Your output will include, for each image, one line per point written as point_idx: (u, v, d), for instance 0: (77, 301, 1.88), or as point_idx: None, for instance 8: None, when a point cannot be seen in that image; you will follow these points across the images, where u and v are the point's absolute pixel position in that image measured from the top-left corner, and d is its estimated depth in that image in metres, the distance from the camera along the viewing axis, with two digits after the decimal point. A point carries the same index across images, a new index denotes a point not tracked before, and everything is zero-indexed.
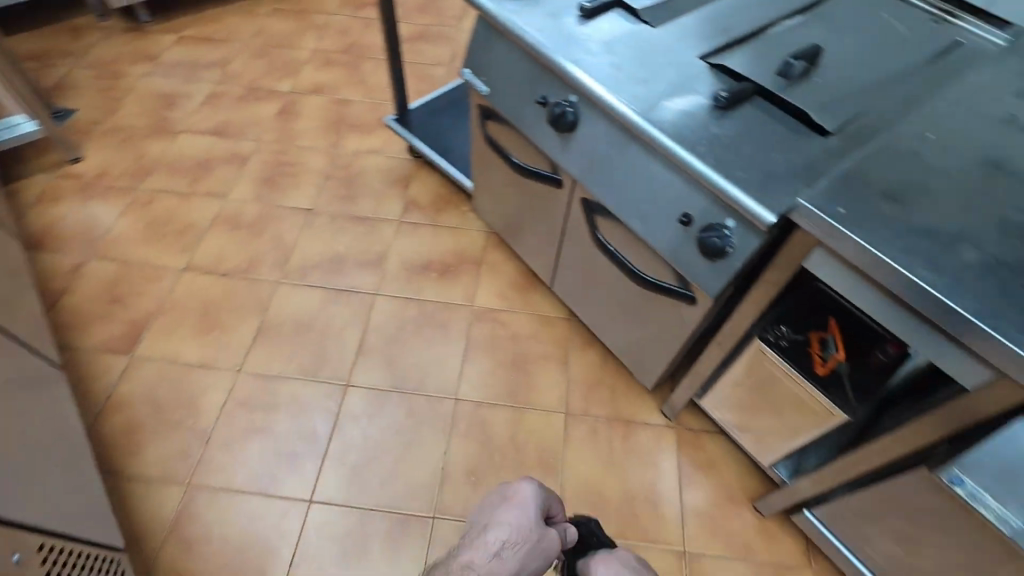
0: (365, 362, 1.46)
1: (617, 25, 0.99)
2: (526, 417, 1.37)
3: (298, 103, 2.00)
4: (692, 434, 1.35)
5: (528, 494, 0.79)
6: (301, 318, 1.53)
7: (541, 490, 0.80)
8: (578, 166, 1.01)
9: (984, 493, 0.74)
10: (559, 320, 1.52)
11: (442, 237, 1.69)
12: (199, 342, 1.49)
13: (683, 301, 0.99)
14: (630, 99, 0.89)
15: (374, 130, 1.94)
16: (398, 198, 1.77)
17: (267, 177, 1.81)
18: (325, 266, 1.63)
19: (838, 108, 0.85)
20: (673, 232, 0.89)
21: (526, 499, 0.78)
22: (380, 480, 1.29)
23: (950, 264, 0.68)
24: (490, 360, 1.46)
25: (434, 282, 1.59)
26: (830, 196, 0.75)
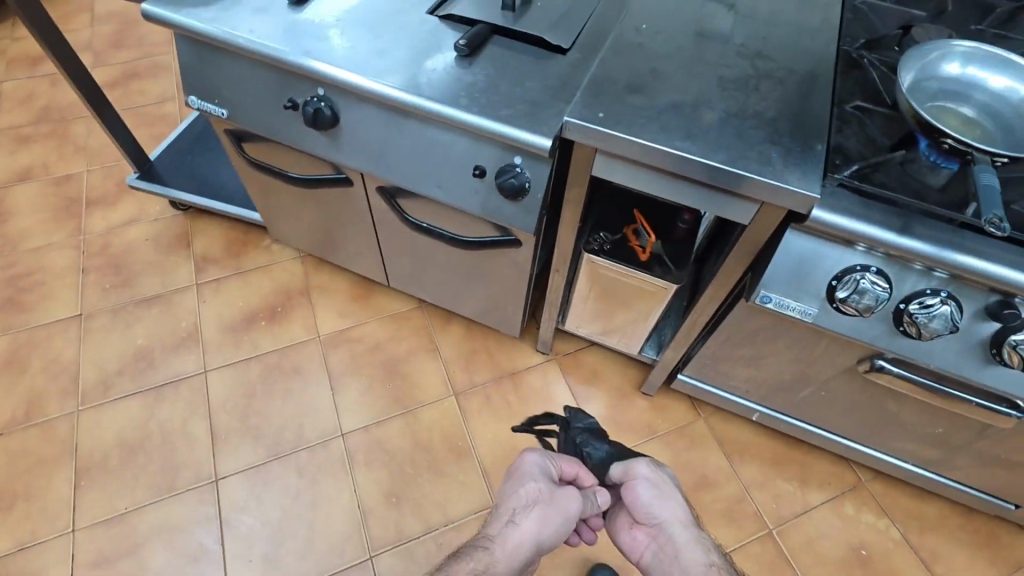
0: (227, 446, 1.29)
1: (334, 4, 0.93)
2: (419, 417, 1.33)
3: (4, 200, 1.61)
4: (570, 357, 1.43)
5: (533, 464, 0.80)
6: (127, 436, 1.29)
7: (548, 457, 0.81)
8: (358, 158, 0.96)
9: (788, 300, 0.84)
10: (411, 311, 1.48)
11: (254, 281, 1.52)
12: (4, 525, 1.19)
13: (511, 246, 1.01)
14: (377, 74, 0.85)
15: (120, 197, 1.65)
16: (184, 260, 1.55)
17: (3, 299, 1.45)
18: (130, 368, 1.38)
19: (566, 26, 0.91)
20: (474, 188, 0.90)
21: (532, 469, 0.79)
22: (299, 553, 1.18)
23: (697, 130, 0.78)
24: (360, 380, 1.38)
25: (266, 331, 1.44)
26: (588, 105, 0.80)
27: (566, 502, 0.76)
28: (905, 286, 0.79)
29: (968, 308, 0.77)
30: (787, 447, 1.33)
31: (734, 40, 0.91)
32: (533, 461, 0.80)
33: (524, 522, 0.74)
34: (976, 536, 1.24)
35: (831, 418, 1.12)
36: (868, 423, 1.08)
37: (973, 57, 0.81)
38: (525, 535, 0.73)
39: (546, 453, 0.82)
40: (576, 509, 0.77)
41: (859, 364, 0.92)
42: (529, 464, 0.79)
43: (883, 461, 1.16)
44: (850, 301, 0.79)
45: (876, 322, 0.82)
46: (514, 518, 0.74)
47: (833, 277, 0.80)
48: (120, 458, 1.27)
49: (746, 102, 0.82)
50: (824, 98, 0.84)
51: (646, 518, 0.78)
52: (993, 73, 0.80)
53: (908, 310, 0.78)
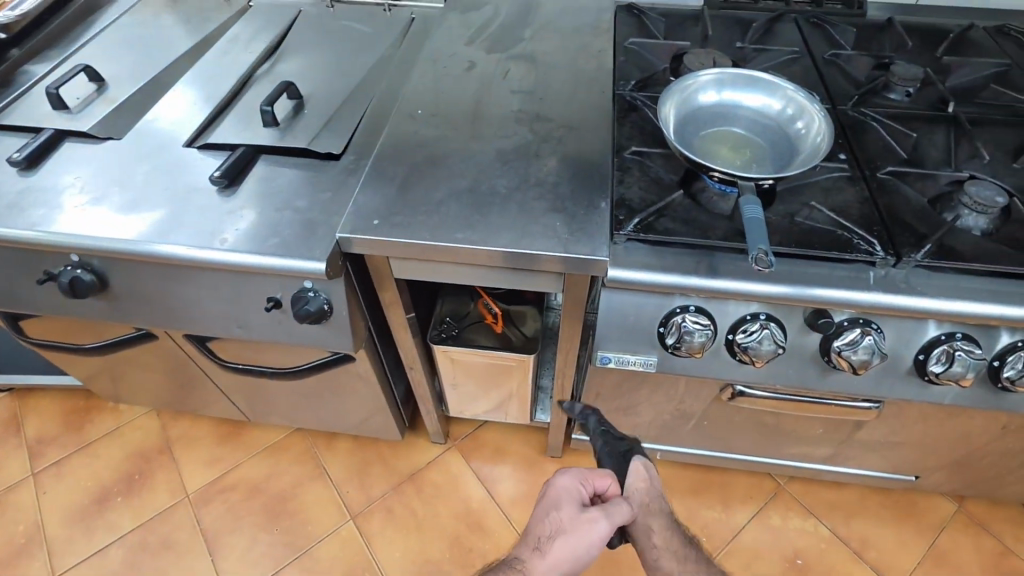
0: None
1: (74, 158, 0.85)
2: (316, 555, 1.19)
3: None
4: (469, 440, 1.35)
5: (562, 486, 0.69)
6: None
7: (581, 477, 0.70)
8: (145, 314, 0.86)
9: (627, 355, 0.81)
10: (291, 437, 1.36)
11: (103, 451, 1.34)
12: None
13: (347, 360, 0.93)
14: (130, 230, 0.76)
15: None
16: (15, 449, 1.34)
17: None
18: None
19: (336, 130, 0.86)
20: (276, 319, 0.81)
21: (562, 491, 0.68)
22: None
23: (479, 215, 0.75)
24: (243, 533, 1.22)
25: (124, 507, 1.26)
26: (363, 213, 0.75)
27: (591, 528, 0.64)
28: (727, 316, 0.77)
29: (790, 323, 0.76)
30: (702, 472, 1.30)
31: (512, 106, 0.90)
32: (564, 480, 0.69)
33: (554, 556, 0.64)
34: (895, 510, 1.25)
35: (726, 441, 1.09)
36: (760, 438, 1.06)
37: (724, 82, 0.82)
38: (553, 561, 0.64)
39: (577, 471, 0.70)
40: (603, 534, 0.65)
41: (722, 392, 0.90)
42: (565, 487, 0.68)
43: (789, 466, 1.15)
44: (682, 345, 0.76)
45: (715, 357, 0.79)
46: (542, 547, 0.65)
47: (660, 324, 0.77)
48: None
49: (527, 171, 0.80)
50: (604, 150, 0.83)
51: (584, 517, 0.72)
52: (748, 93, 0.82)
53: (737, 340, 0.76)
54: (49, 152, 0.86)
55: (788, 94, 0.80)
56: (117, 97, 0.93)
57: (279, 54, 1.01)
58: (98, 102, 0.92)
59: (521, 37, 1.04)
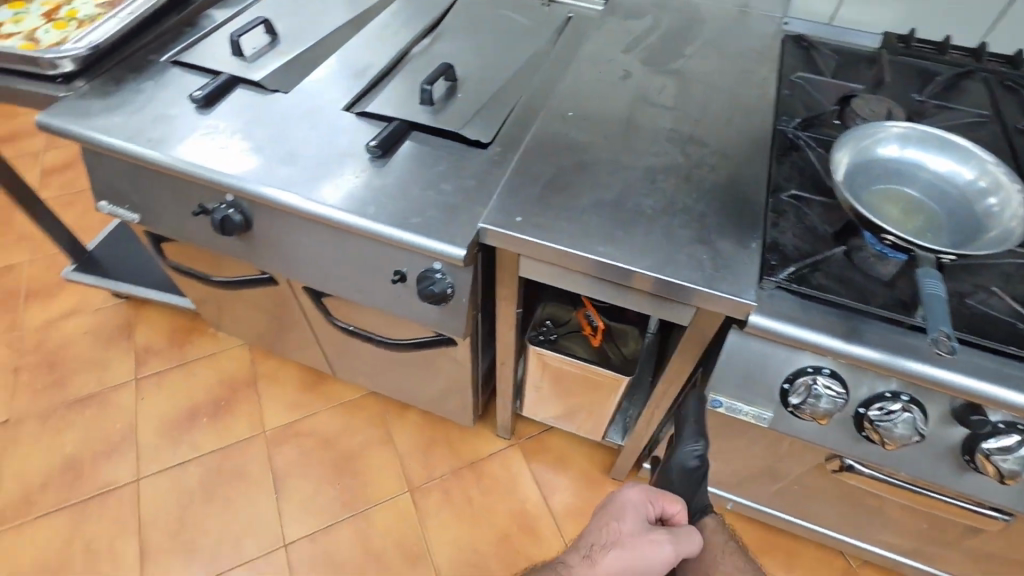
0: (159, 565, 1.17)
1: (244, 105, 0.91)
2: (371, 518, 1.23)
3: None
4: (533, 441, 1.34)
5: (629, 500, 0.64)
6: (48, 561, 1.17)
7: (648, 495, 0.65)
8: (276, 262, 0.91)
9: (741, 402, 0.77)
10: (366, 398, 1.40)
11: (199, 372, 1.44)
12: None
13: (448, 343, 0.94)
14: (285, 181, 0.80)
15: (59, 290, 1.57)
16: (124, 353, 1.47)
17: None
18: (60, 480, 1.27)
19: (488, 118, 0.87)
20: (396, 292, 0.84)
21: (629, 506, 0.64)
22: None
23: (620, 231, 0.73)
24: (309, 479, 1.28)
25: (208, 428, 1.35)
26: (506, 207, 0.75)
27: (651, 549, 0.61)
28: (863, 388, 0.71)
29: (932, 410, 0.70)
30: (768, 532, 1.24)
31: (664, 124, 0.87)
32: (631, 497, 0.65)
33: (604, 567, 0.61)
34: None
35: (808, 510, 1.03)
36: (850, 516, 0.99)
37: (910, 139, 0.77)
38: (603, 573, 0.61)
39: (645, 487, 0.65)
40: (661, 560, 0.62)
41: (828, 462, 0.84)
42: (633, 507, 0.64)
43: (868, 552, 1.07)
44: (805, 408, 0.71)
45: (836, 427, 0.74)
46: (594, 556, 0.62)
47: (785, 380, 0.73)
48: None
49: (675, 194, 0.77)
50: (759, 186, 0.79)
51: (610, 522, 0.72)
52: (934, 156, 0.76)
53: (868, 417, 0.70)
54: (223, 95, 0.91)
55: (984, 166, 0.73)
56: (288, 52, 0.98)
57: (438, 33, 1.03)
58: (270, 54, 0.97)
59: (680, 54, 1.01)
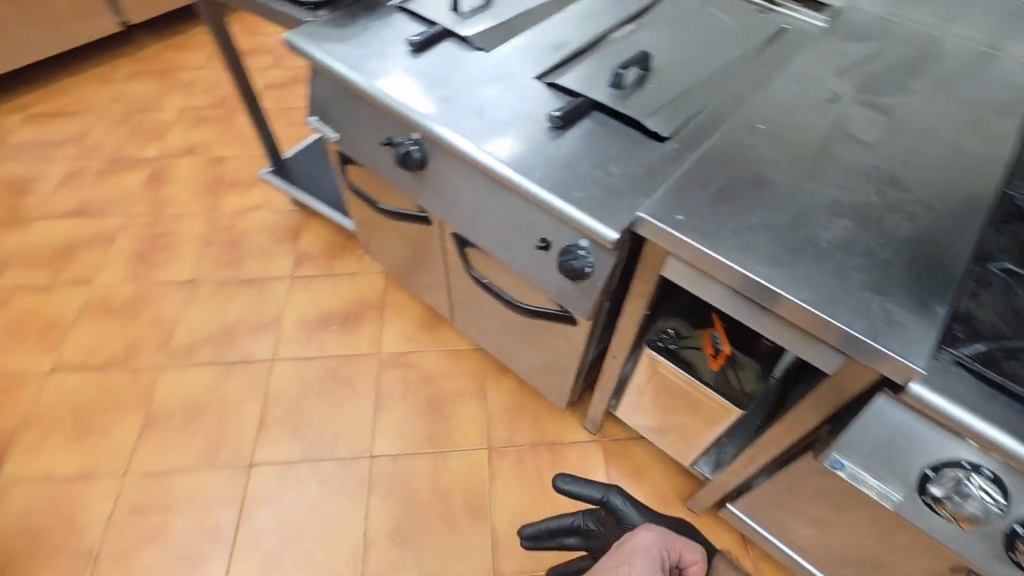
0: (269, 435, 1.34)
1: (449, 56, 0.98)
2: (448, 461, 1.31)
3: (169, 168, 1.89)
4: (617, 445, 1.33)
5: (644, 542, 0.70)
6: (190, 400, 1.39)
7: (664, 538, 0.71)
8: (437, 203, 0.98)
9: (866, 473, 0.70)
10: (471, 352, 1.48)
11: (340, 285, 1.61)
12: (78, 448, 1.31)
13: (567, 322, 0.96)
14: (468, 131, 0.86)
15: (253, 185, 1.84)
16: (288, 252, 1.68)
17: (141, 253, 1.67)
18: (215, 340, 1.50)
19: (673, 112, 0.85)
20: (536, 259, 0.87)
21: (641, 546, 0.70)
22: (298, 562, 1.18)
23: (784, 256, 0.69)
24: (405, 407, 1.39)
25: (336, 335, 1.51)
26: (669, 204, 0.75)
27: None
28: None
29: None
30: None
31: (864, 158, 0.80)
32: (650, 538, 0.71)
33: None
34: None
35: None
36: None
37: None
38: None
39: (660, 534, 0.71)
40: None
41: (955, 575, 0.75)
42: (646, 542, 0.70)
43: None
44: (946, 503, 0.64)
45: (978, 538, 0.65)
46: None
47: (927, 466, 0.65)
48: (179, 419, 1.36)
49: (857, 235, 0.71)
50: (964, 248, 0.70)
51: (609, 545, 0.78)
52: None
53: None
54: (434, 43, 1.00)
55: None
56: (499, 16, 1.04)
57: (643, 21, 1.02)
58: (482, 15, 1.04)
59: (903, 88, 0.91)
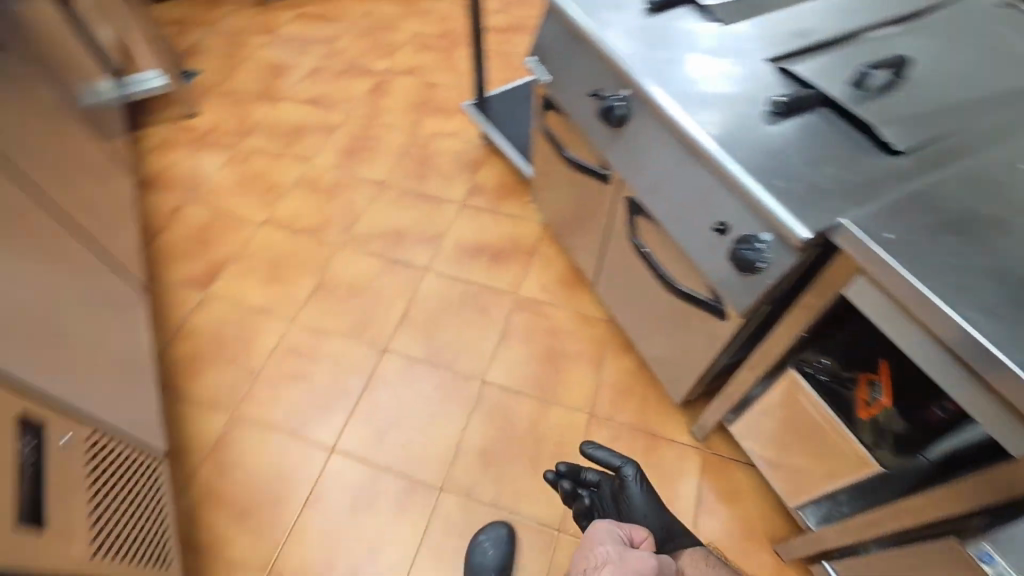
0: (406, 331, 1.50)
1: (682, 21, 0.97)
2: (549, 411, 1.36)
3: (390, 83, 2.13)
4: (718, 460, 1.28)
5: (601, 528, 0.90)
6: (354, 280, 1.60)
7: (613, 524, 0.91)
8: (623, 162, 0.99)
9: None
10: (600, 322, 1.50)
11: (500, 223, 1.71)
12: (265, 288, 1.58)
13: (712, 315, 0.93)
14: (681, 98, 0.86)
15: (453, 115, 2.01)
16: (465, 180, 1.82)
17: (350, 148, 1.92)
18: (386, 238, 1.69)
19: (917, 126, 0.76)
20: (707, 240, 0.85)
21: (602, 534, 0.88)
22: (399, 444, 1.32)
23: (1005, 312, 0.60)
24: (525, 349, 1.46)
25: (484, 266, 1.62)
26: (880, 220, 0.68)
27: (637, 561, 0.78)
28: None
29: None
30: None
31: None
32: (604, 527, 0.90)
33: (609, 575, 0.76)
34: None
35: None
36: None
37: None
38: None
39: (607, 521, 0.91)
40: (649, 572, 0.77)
41: None
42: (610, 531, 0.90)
43: None
44: None
45: None
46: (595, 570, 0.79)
47: None
48: (342, 293, 1.57)
49: None
50: None
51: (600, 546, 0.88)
52: None
53: None
54: (671, 7, 0.99)
55: None
56: None
57: (911, 25, 0.92)
58: None
59: None
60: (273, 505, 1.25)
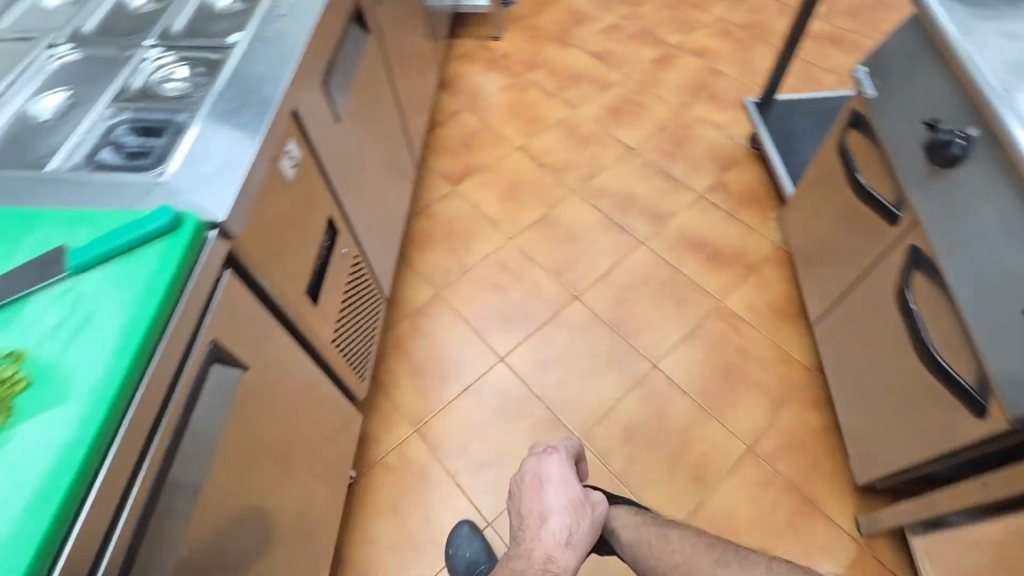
0: (601, 288, 1.54)
1: None
2: (707, 423, 1.31)
3: (677, 59, 2.12)
4: (874, 564, 1.13)
5: (554, 468, 0.92)
6: (573, 226, 1.68)
7: (553, 457, 0.94)
8: (931, 206, 0.88)
9: None
10: (798, 365, 1.38)
11: (733, 227, 1.63)
12: (499, 203, 1.75)
13: (968, 410, 0.82)
14: None
15: (726, 108, 1.94)
16: (713, 174, 1.76)
17: (615, 108, 1.98)
18: (616, 199, 1.73)
19: None
20: (1011, 325, 0.73)
21: (553, 474, 0.91)
22: (556, 381, 1.39)
23: None
24: (708, 356, 1.41)
25: (699, 260, 1.57)
26: None
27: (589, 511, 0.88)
28: None
29: None
30: None
31: None
32: (556, 464, 0.92)
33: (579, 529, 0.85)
34: None
35: None
36: None
37: None
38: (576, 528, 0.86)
39: (556, 455, 0.93)
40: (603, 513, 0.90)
41: None
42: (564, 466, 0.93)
43: None
44: None
45: None
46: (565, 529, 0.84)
47: None
48: (558, 232, 1.67)
49: None
50: None
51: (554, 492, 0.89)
52: None
53: None
54: None
55: None
56: None
57: None
58: None
59: None
60: (439, 378, 1.42)
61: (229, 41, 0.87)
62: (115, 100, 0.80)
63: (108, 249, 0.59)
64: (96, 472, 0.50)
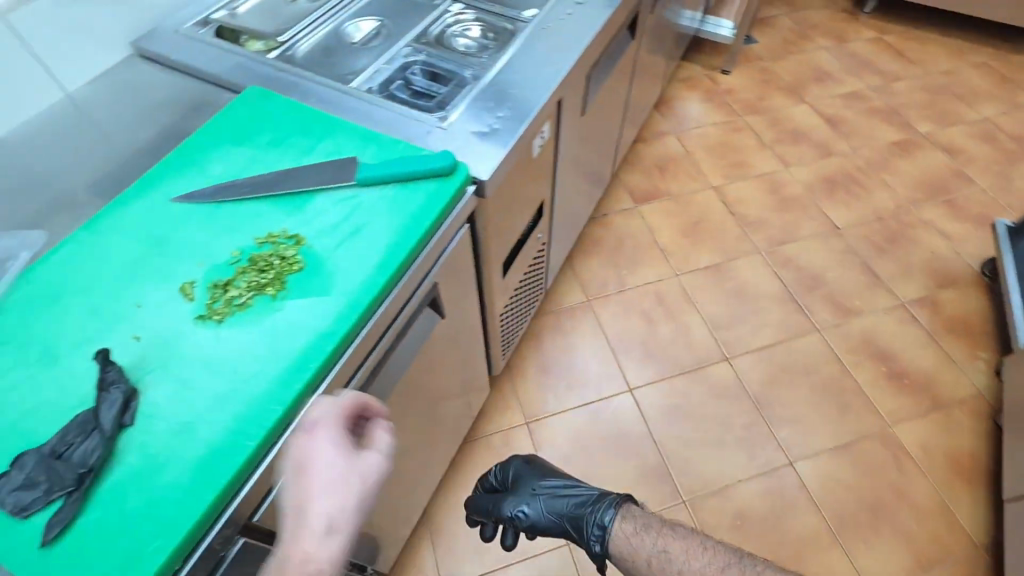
0: (756, 360, 1.43)
1: None
2: (831, 549, 1.18)
3: (920, 149, 1.90)
4: None
5: (321, 417, 0.49)
6: (747, 285, 1.57)
7: (331, 406, 0.51)
8: None
9: None
10: (961, 532, 1.19)
11: (929, 351, 1.44)
12: (676, 236, 1.69)
13: None
14: None
15: (963, 220, 1.71)
16: (924, 286, 1.56)
17: (831, 180, 1.82)
18: (802, 274, 1.59)
19: None
20: None
21: (316, 428, 0.49)
22: (679, 434, 1.32)
23: None
24: (855, 478, 1.26)
25: (877, 372, 1.41)
26: None
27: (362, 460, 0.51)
28: None
29: None
30: None
31: None
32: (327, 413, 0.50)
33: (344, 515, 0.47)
34: None
35: None
36: None
37: None
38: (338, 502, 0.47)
39: (340, 399, 0.51)
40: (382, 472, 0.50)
41: None
42: (328, 415, 0.49)
43: None
44: None
45: None
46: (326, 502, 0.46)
47: None
48: (729, 286, 1.57)
49: None
50: None
51: (292, 492, 0.47)
52: None
53: None
54: None
55: None
56: None
57: None
58: None
59: None
60: (563, 382, 1.41)
61: (525, 14, 0.91)
62: (415, 41, 0.87)
63: (390, 173, 0.64)
64: (322, 375, 0.54)
